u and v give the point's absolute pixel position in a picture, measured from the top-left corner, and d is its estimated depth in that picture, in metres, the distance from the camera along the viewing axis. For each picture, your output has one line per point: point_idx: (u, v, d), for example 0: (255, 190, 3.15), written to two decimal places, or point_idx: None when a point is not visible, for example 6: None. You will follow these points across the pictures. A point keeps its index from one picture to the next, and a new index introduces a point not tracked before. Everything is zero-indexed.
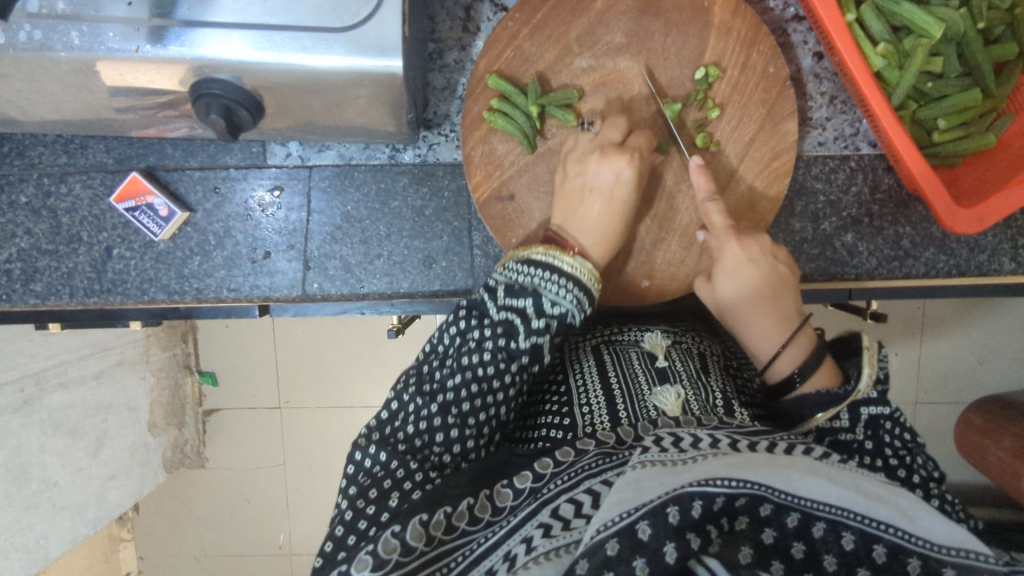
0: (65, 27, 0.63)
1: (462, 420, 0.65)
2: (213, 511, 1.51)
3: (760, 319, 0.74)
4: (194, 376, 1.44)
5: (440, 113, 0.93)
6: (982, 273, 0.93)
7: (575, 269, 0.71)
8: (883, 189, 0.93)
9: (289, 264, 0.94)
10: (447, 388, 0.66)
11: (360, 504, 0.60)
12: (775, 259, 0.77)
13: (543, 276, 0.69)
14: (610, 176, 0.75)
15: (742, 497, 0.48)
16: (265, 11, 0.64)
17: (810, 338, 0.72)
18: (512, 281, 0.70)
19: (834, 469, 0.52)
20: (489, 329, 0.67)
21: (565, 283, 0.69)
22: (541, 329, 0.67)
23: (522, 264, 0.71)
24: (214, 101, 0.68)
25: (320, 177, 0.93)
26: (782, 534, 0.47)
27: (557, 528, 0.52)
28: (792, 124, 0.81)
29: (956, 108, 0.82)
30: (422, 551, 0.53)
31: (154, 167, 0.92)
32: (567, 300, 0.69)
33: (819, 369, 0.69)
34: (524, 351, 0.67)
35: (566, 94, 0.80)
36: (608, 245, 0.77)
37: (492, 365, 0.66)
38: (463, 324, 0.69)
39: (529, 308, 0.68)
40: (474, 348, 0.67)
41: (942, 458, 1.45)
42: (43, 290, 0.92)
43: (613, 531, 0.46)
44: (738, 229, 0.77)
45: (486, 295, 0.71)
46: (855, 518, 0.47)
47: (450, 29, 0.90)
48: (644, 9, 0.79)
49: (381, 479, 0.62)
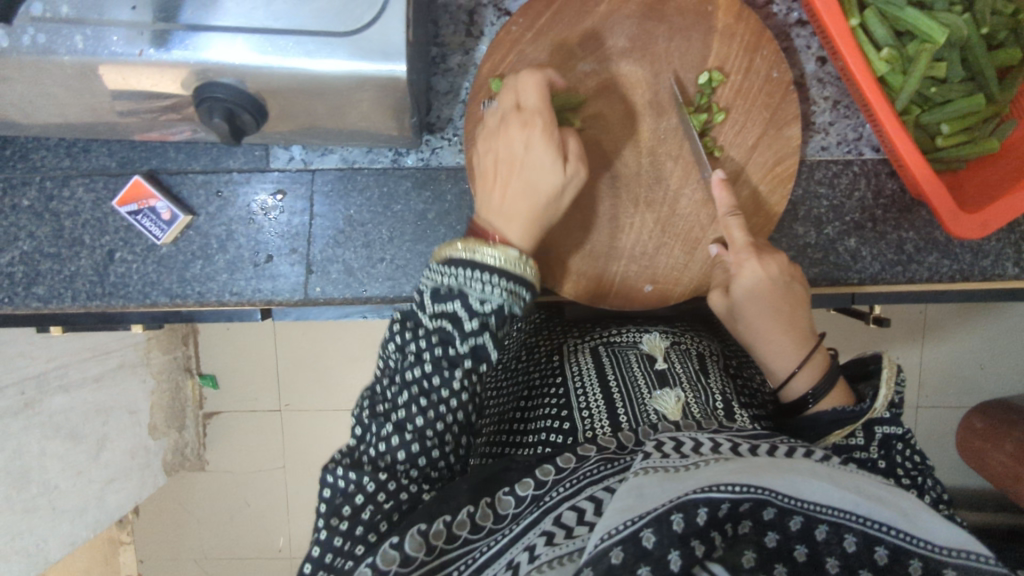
0: (70, 31, 0.64)
1: (419, 434, 0.63)
2: (213, 513, 1.51)
3: (776, 338, 0.75)
4: (194, 379, 1.43)
5: (443, 117, 0.92)
6: (987, 278, 0.93)
7: (500, 258, 0.64)
8: (886, 194, 0.93)
9: (292, 267, 0.93)
10: (397, 406, 0.64)
11: (334, 522, 0.61)
12: (791, 279, 0.76)
13: (466, 275, 0.63)
14: (520, 147, 0.70)
15: (746, 502, 0.48)
16: (269, 15, 0.64)
17: (825, 358, 0.74)
18: (437, 284, 0.65)
19: (836, 471, 0.52)
20: (425, 339, 0.64)
21: (490, 276, 0.63)
22: (477, 330, 0.63)
23: (443, 265, 0.65)
24: (218, 105, 0.67)
25: (323, 180, 0.93)
26: (784, 538, 0.47)
27: (560, 536, 0.52)
28: (796, 129, 0.81)
29: (959, 112, 0.81)
30: (422, 561, 0.54)
31: (157, 171, 0.92)
32: (497, 294, 0.63)
33: (834, 389, 0.71)
34: (464, 356, 0.63)
35: (570, 96, 0.79)
36: (530, 222, 0.70)
37: (436, 374, 0.63)
38: (399, 338, 0.65)
39: (459, 311, 0.63)
40: (414, 361, 0.64)
41: (944, 462, 1.45)
42: (45, 293, 0.92)
43: (617, 540, 0.46)
44: (758, 246, 0.76)
45: (415, 303, 0.66)
46: (857, 520, 0.47)
47: (454, 34, 0.90)
48: (647, 14, 0.79)
49: (352, 498, 0.62)
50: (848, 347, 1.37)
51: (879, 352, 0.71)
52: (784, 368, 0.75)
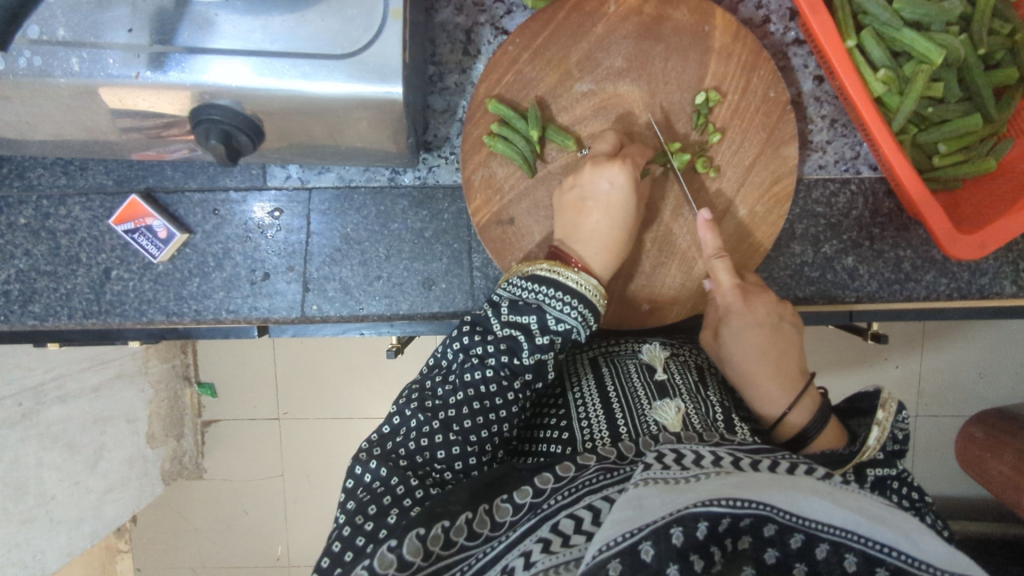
0: (66, 53, 0.63)
1: (464, 437, 0.65)
2: (211, 522, 1.50)
3: (767, 376, 0.76)
4: (193, 388, 1.44)
5: (441, 135, 0.93)
6: (984, 296, 0.93)
7: (579, 284, 0.72)
8: (883, 212, 0.93)
9: (289, 285, 0.93)
10: (449, 405, 0.67)
11: (359, 520, 0.58)
12: (779, 318, 0.80)
13: (548, 294, 0.70)
14: (605, 185, 0.74)
15: (746, 517, 0.46)
16: (266, 37, 0.64)
17: (814, 401, 0.74)
18: (516, 297, 0.72)
19: (838, 490, 0.50)
20: (493, 346, 0.68)
21: (569, 299, 0.71)
22: (545, 346, 0.69)
23: (527, 281, 0.73)
24: (214, 126, 0.68)
25: (320, 199, 0.93)
26: (784, 555, 0.46)
27: (557, 543, 0.51)
28: (794, 148, 0.81)
29: (957, 132, 0.82)
30: (420, 566, 0.53)
31: (154, 189, 0.93)
32: (572, 317, 0.70)
33: (827, 429, 0.70)
34: (527, 368, 0.68)
35: (562, 137, 0.80)
36: (607, 259, 0.76)
37: (495, 381, 0.67)
38: (466, 340, 0.70)
39: (533, 324, 0.69)
40: (477, 365, 0.68)
41: (942, 472, 1.44)
42: (42, 311, 0.92)
43: (615, 552, 0.44)
44: (745, 287, 0.79)
45: (490, 310, 0.72)
46: (858, 540, 0.45)
47: (451, 52, 0.91)
48: (645, 34, 0.79)
49: (380, 495, 0.60)
50: (845, 359, 1.37)
51: (877, 387, 0.68)
52: (774, 409, 0.75)
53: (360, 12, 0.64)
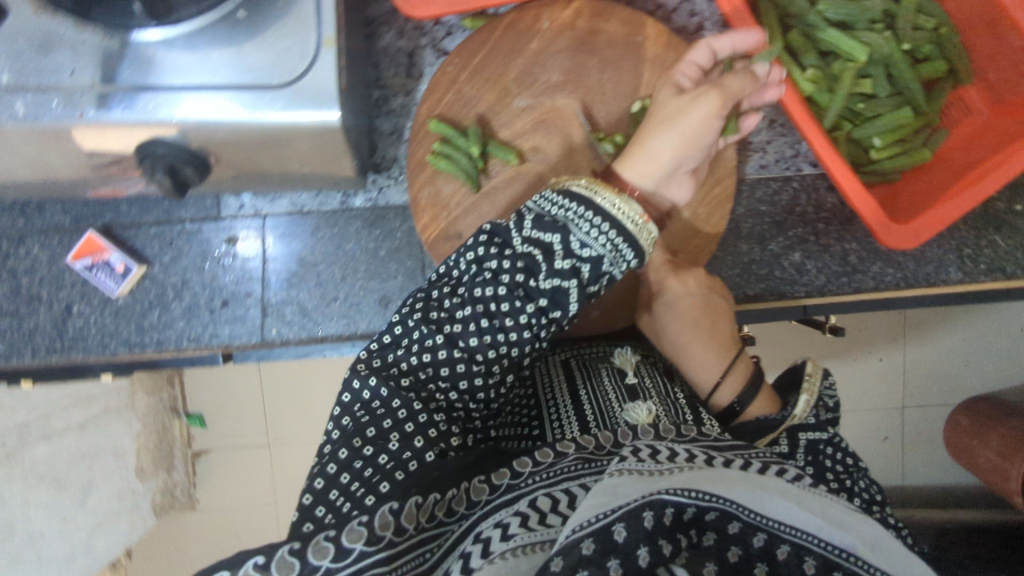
0: (9, 98, 0.65)
1: (469, 355, 0.67)
2: (205, 553, 1.46)
3: (698, 347, 0.82)
4: (182, 419, 1.42)
5: (389, 156, 0.95)
6: (931, 284, 0.94)
7: (614, 207, 0.69)
8: (827, 208, 0.95)
9: (248, 310, 0.95)
10: (455, 319, 0.67)
11: (357, 443, 0.62)
12: (711, 291, 0.83)
13: (577, 212, 0.68)
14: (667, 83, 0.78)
15: (712, 512, 0.50)
16: (204, 71, 0.66)
17: (745, 367, 0.82)
18: (544, 212, 0.69)
19: (806, 492, 0.53)
20: (510, 261, 0.67)
21: (599, 221, 0.68)
22: (567, 271, 0.67)
23: (559, 194, 0.70)
24: (159, 161, 0.69)
25: (275, 224, 0.96)
26: (747, 553, 0.49)
27: (534, 520, 0.54)
28: (730, 150, 0.83)
29: (889, 126, 0.84)
30: (412, 534, 0.54)
31: (110, 225, 0.95)
32: (599, 243, 0.67)
33: (759, 396, 0.79)
34: (542, 293, 0.67)
35: (504, 152, 0.81)
36: None
37: (508, 301, 0.67)
38: (481, 252, 0.69)
39: (557, 244, 0.67)
40: (490, 281, 0.67)
41: (931, 462, 1.44)
42: (5, 350, 0.93)
43: (588, 532, 0.46)
44: (676, 264, 0.83)
45: (513, 221, 0.70)
46: (818, 543, 0.49)
47: (395, 75, 0.93)
48: (579, 47, 0.82)
49: (381, 417, 0.63)
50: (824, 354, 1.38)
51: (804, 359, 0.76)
52: (709, 380, 0.81)
53: (293, 44, 0.67)
